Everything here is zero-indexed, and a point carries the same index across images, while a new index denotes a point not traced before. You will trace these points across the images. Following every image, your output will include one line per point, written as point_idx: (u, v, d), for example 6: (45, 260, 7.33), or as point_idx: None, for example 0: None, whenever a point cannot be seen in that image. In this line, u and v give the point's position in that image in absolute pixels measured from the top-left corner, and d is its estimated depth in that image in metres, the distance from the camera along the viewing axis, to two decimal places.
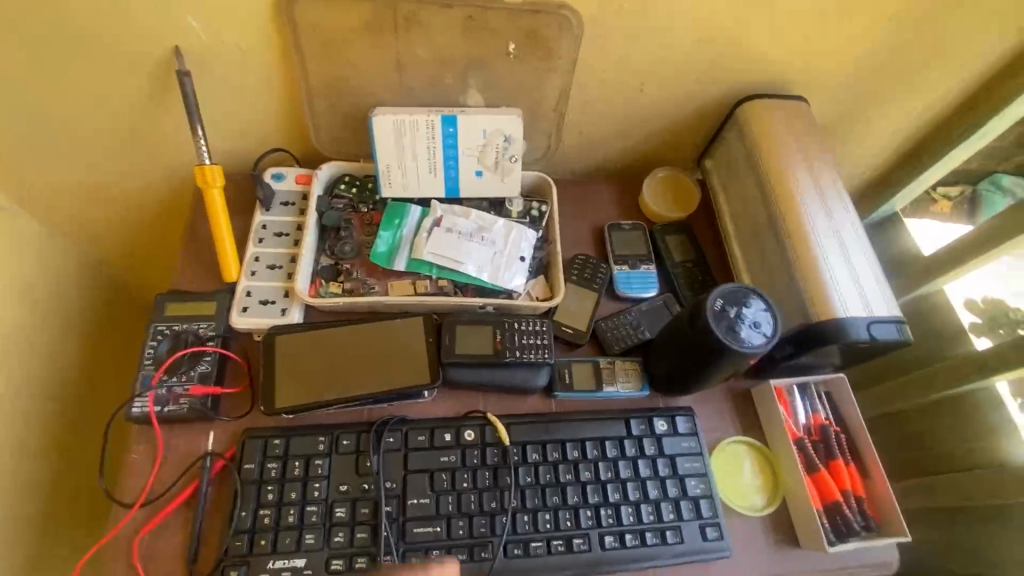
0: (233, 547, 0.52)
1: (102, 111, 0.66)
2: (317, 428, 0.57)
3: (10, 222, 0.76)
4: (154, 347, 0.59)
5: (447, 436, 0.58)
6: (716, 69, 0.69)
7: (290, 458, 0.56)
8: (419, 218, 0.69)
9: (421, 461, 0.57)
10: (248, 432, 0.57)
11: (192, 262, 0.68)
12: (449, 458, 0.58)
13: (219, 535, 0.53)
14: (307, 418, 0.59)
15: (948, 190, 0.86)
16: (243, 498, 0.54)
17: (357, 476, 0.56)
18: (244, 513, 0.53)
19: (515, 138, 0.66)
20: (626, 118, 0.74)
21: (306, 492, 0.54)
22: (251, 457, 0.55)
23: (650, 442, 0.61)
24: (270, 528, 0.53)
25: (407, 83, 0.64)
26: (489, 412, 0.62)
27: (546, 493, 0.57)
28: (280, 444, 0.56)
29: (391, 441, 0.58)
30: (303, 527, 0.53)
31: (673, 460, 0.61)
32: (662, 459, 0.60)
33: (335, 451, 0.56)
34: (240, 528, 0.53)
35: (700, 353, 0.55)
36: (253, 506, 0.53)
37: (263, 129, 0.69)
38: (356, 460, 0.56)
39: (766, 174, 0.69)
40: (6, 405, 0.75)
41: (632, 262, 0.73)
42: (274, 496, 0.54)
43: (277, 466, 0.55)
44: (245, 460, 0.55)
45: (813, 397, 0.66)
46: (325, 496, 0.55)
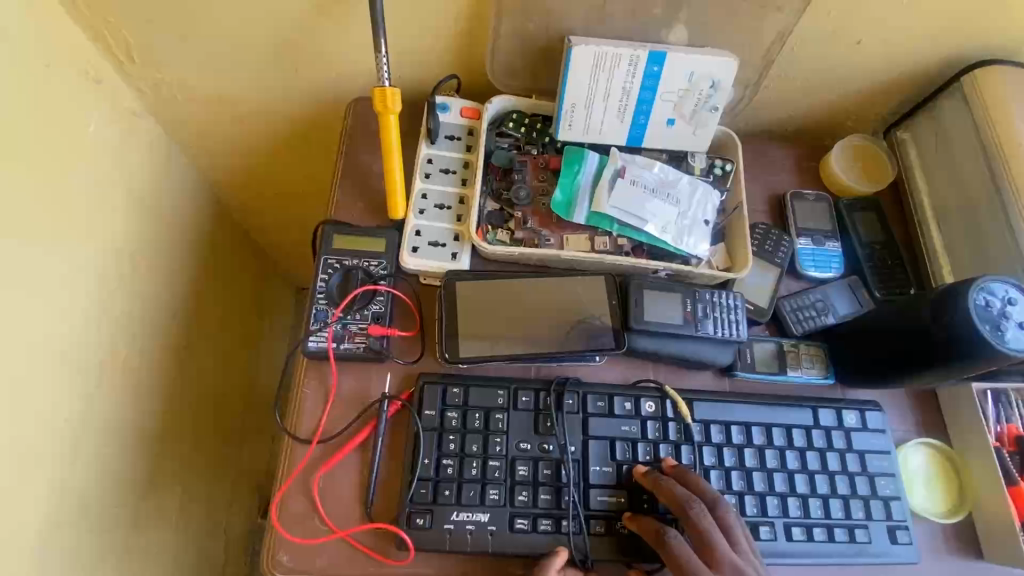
0: (418, 494, 0.50)
1: (265, 15, 0.61)
2: (495, 381, 0.54)
3: (142, 129, 0.73)
4: (324, 281, 0.56)
5: (627, 405, 0.55)
6: (956, 21, 0.60)
7: (470, 410, 0.53)
8: (597, 166, 0.62)
9: (603, 428, 0.54)
10: (425, 376, 0.54)
11: (350, 193, 0.63)
12: (630, 428, 0.55)
13: (400, 480, 0.51)
14: (484, 373, 0.56)
15: None
16: (424, 445, 0.51)
17: (539, 436, 0.53)
18: (426, 461, 0.51)
19: (723, 85, 0.58)
20: (829, 72, 0.66)
21: (488, 447, 0.52)
22: (431, 404, 0.53)
23: (839, 435, 0.57)
24: (453, 478, 0.51)
25: (610, 11, 0.57)
26: (663, 384, 0.58)
27: (730, 475, 0.55)
28: (459, 393, 0.53)
29: (570, 404, 0.55)
30: (486, 481, 0.51)
31: (862, 456, 0.57)
32: (851, 454, 0.57)
33: (515, 407, 0.54)
34: (424, 475, 0.51)
35: (934, 347, 0.50)
36: (437, 456, 0.51)
37: (434, 53, 0.63)
38: (537, 420, 0.53)
39: (998, 151, 0.60)
40: (133, 319, 0.74)
41: (817, 238, 0.67)
42: (456, 446, 0.52)
43: (458, 416, 0.53)
44: (425, 406, 0.53)
45: (1009, 404, 0.61)
46: (506, 452, 0.52)
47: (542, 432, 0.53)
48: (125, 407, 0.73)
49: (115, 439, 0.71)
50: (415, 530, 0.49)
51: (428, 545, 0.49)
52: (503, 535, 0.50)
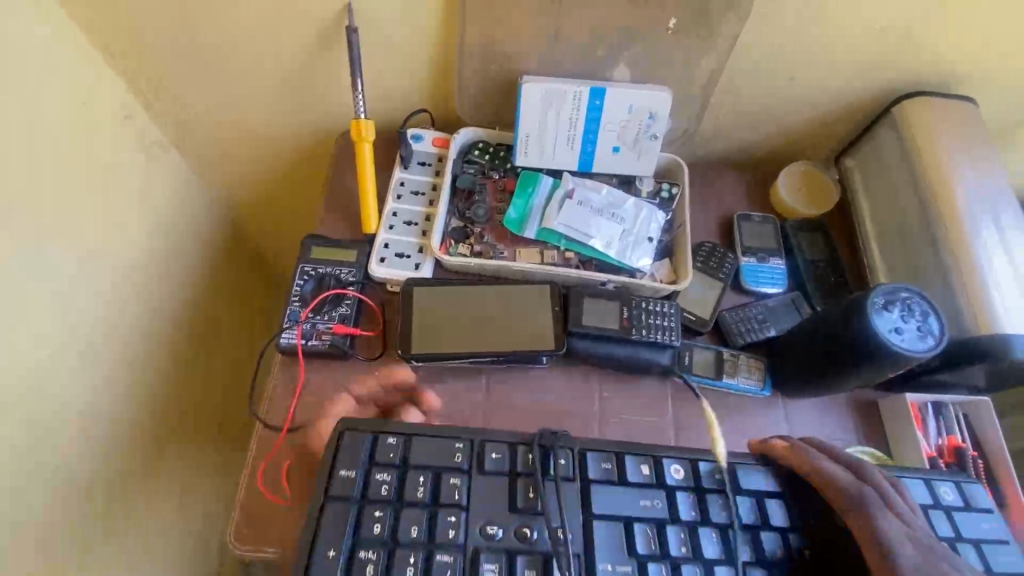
0: None
1: (264, 60, 0.70)
2: (447, 437, 0.50)
3: (163, 157, 0.83)
4: (300, 286, 0.64)
5: (645, 468, 0.51)
6: (883, 58, 0.65)
7: (407, 471, 0.48)
8: (550, 189, 0.69)
9: (608, 503, 0.49)
10: (347, 426, 0.50)
11: (331, 212, 0.71)
12: (659, 505, 0.50)
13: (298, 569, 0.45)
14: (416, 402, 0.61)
15: None
16: (358, 509, 0.46)
17: (515, 516, 0.47)
18: (337, 547, 0.45)
19: (660, 117, 0.65)
20: (771, 104, 0.71)
21: (440, 520, 0.47)
22: (350, 464, 0.48)
23: (940, 516, 0.52)
24: (382, 547, 0.45)
25: (558, 54, 0.64)
26: (673, 451, 0.53)
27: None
28: (395, 447, 0.49)
29: (563, 465, 0.50)
30: (429, 558, 0.45)
31: (978, 547, 0.51)
32: (963, 542, 0.50)
33: (476, 468, 0.49)
34: (354, 548, 0.45)
35: (849, 351, 0.53)
36: (362, 535, 0.46)
37: (409, 90, 0.72)
38: (512, 490, 0.48)
39: (924, 176, 0.64)
40: (149, 326, 0.81)
41: (760, 256, 0.71)
42: (383, 529, 0.46)
43: (390, 480, 0.48)
44: (341, 465, 0.48)
45: (948, 418, 0.63)
46: (461, 539, 0.46)
47: (495, 504, 0.48)
48: (136, 405, 0.79)
49: (125, 436, 0.78)
50: None
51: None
52: None
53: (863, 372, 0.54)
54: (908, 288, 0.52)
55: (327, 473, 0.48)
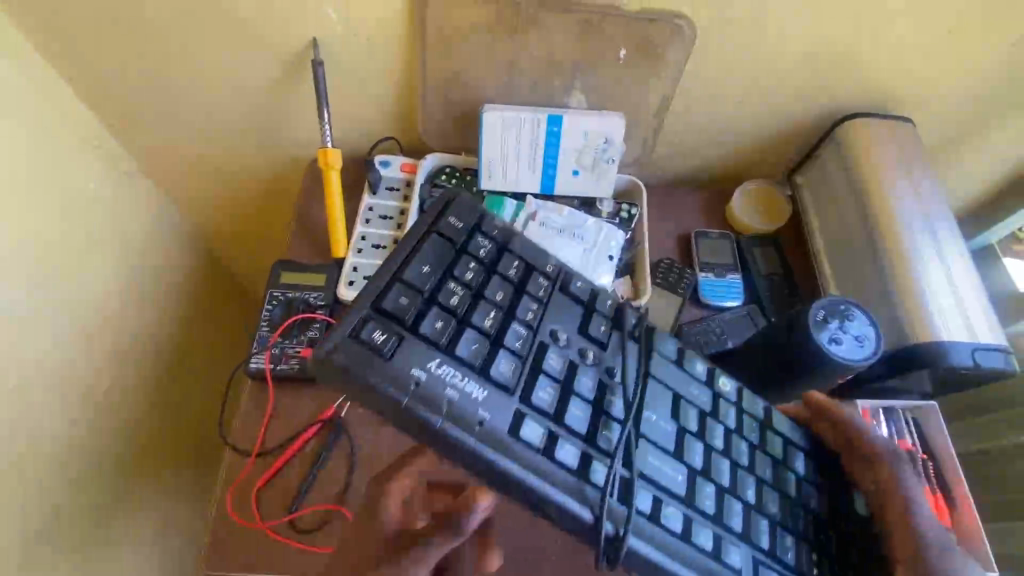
0: (395, 309, 0.41)
1: (234, 93, 0.73)
2: (543, 252, 0.48)
3: (135, 187, 0.84)
4: (269, 312, 0.66)
5: (705, 370, 0.49)
6: (823, 84, 0.69)
7: (503, 252, 0.46)
8: (513, 211, 0.72)
9: (671, 379, 0.47)
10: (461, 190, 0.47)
11: (301, 238, 0.73)
12: (700, 396, 0.48)
13: (348, 319, 0.40)
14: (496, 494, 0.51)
15: None
16: (442, 268, 0.44)
17: (580, 339, 0.45)
18: (426, 272, 0.43)
19: (615, 141, 0.68)
20: (723, 127, 0.74)
21: (519, 301, 0.44)
22: (427, 257, 0.43)
23: None
24: (451, 313, 0.42)
25: (516, 83, 0.68)
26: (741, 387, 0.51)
27: (797, 513, 0.49)
28: (497, 232, 0.47)
29: (633, 328, 0.48)
30: (496, 342, 0.42)
31: None
32: None
33: (558, 289, 0.47)
34: (409, 331, 0.40)
35: (795, 362, 0.56)
36: (435, 302, 0.42)
37: (376, 119, 0.74)
38: (586, 352, 0.45)
39: (864, 193, 0.68)
40: (123, 354, 0.81)
41: (717, 271, 0.74)
42: (460, 295, 0.43)
43: (488, 247, 0.46)
44: (452, 214, 0.46)
45: (899, 422, 0.66)
46: (534, 325, 0.44)
47: (560, 311, 0.46)
48: (109, 433, 0.79)
49: (97, 463, 0.77)
50: (360, 346, 0.39)
51: (376, 384, 0.38)
52: (494, 426, 0.39)
53: (811, 380, 0.56)
54: (847, 300, 0.55)
55: (437, 215, 0.46)
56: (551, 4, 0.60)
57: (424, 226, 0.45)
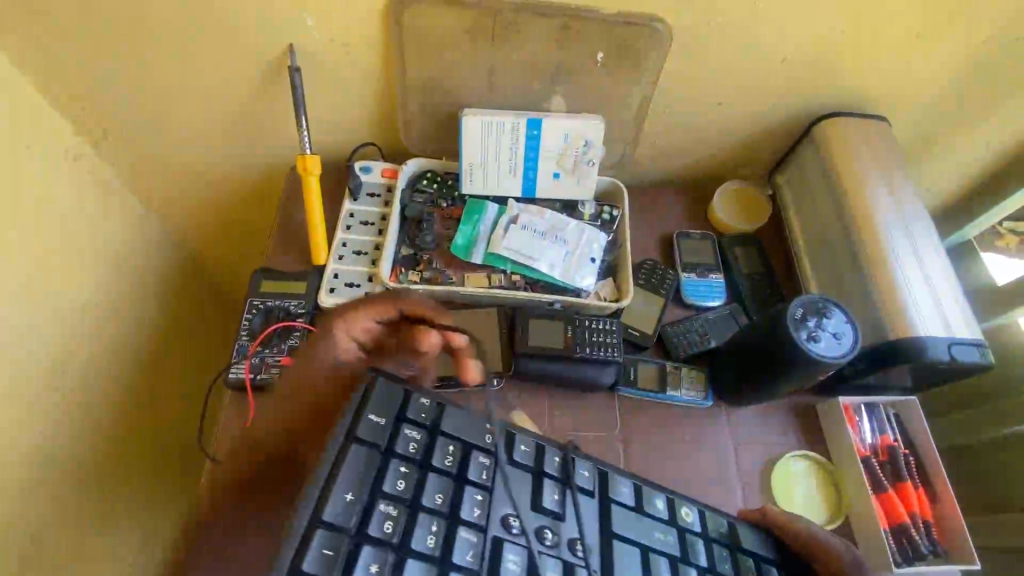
0: (322, 566, 0.38)
1: (213, 101, 0.72)
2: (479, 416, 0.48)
3: (114, 196, 0.82)
4: (248, 321, 0.66)
5: (660, 504, 0.50)
6: (800, 84, 0.69)
7: (435, 437, 0.46)
8: (495, 215, 0.72)
9: (629, 527, 0.47)
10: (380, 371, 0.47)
11: (282, 246, 0.72)
12: (667, 538, 0.48)
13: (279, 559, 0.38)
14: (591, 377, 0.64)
15: (1016, 224, 0.83)
16: (374, 479, 0.42)
17: (535, 514, 0.45)
18: (349, 501, 0.41)
19: (595, 144, 0.68)
20: (703, 128, 0.75)
21: (461, 499, 0.44)
22: (357, 475, 0.42)
23: None
24: (386, 545, 0.40)
25: (495, 87, 0.68)
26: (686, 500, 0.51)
27: None
28: (429, 412, 0.47)
29: (585, 475, 0.48)
30: (444, 564, 0.41)
31: None
32: None
33: (504, 459, 0.47)
34: None
35: (777, 360, 0.56)
36: (367, 534, 0.40)
37: (356, 124, 0.74)
38: (543, 520, 0.45)
39: (842, 191, 0.68)
40: (103, 367, 0.80)
41: (700, 271, 0.74)
42: (395, 510, 0.41)
43: (419, 439, 0.45)
44: (371, 409, 0.45)
45: (881, 417, 0.66)
46: (485, 522, 0.43)
47: (509, 485, 0.45)
48: (91, 448, 0.77)
49: (78, 479, 0.75)
50: None
51: None
52: None
53: (792, 378, 0.57)
54: (823, 297, 0.55)
55: (355, 416, 0.45)
56: (529, 9, 0.60)
57: (348, 420, 0.44)
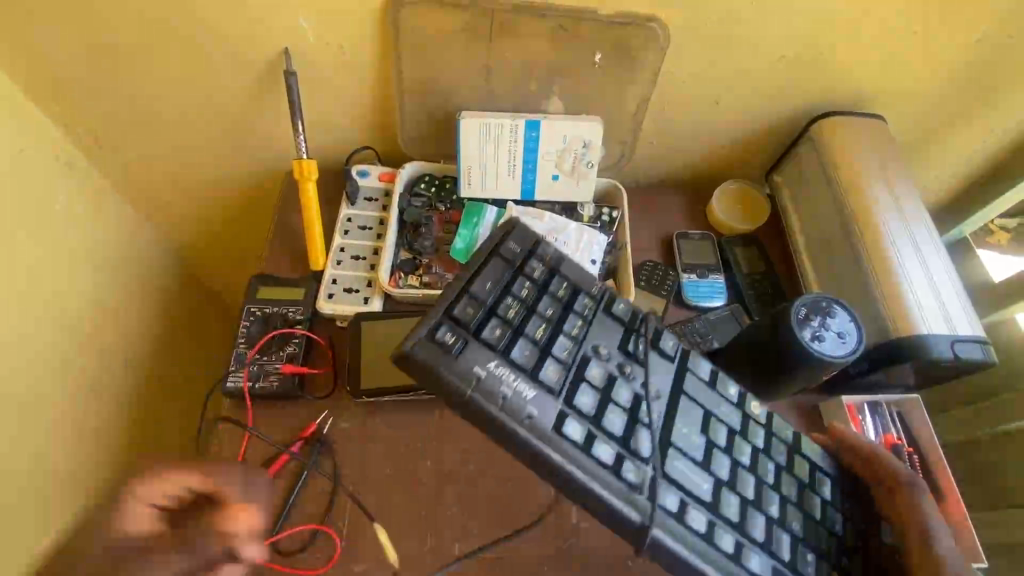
0: (463, 313, 0.43)
1: (207, 105, 0.71)
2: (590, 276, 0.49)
3: (106, 203, 0.81)
4: (246, 328, 0.65)
5: (732, 390, 0.49)
6: (796, 83, 0.69)
7: (555, 275, 0.48)
8: (494, 218, 0.71)
9: (702, 396, 0.47)
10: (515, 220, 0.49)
11: (279, 251, 0.72)
12: (732, 416, 0.48)
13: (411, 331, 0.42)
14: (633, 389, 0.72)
15: (1004, 221, 0.86)
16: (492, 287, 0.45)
17: (620, 351, 0.46)
18: (468, 307, 0.43)
19: (594, 145, 0.68)
20: (701, 128, 0.75)
21: (564, 322, 0.46)
22: (483, 279, 0.45)
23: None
24: (493, 347, 0.43)
25: (492, 89, 0.67)
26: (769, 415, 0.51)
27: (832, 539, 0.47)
28: (552, 255, 0.49)
29: (668, 345, 0.48)
30: (544, 351, 0.44)
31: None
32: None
33: (604, 309, 0.48)
34: (472, 335, 0.43)
35: (782, 359, 0.56)
36: (496, 312, 0.44)
37: (353, 128, 0.73)
38: (625, 354, 0.46)
39: (841, 189, 0.68)
40: (97, 376, 0.78)
41: (700, 272, 0.74)
42: (513, 313, 0.45)
43: (540, 274, 0.48)
44: (510, 238, 0.48)
45: (884, 416, 0.66)
46: (580, 339, 0.46)
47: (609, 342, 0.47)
48: (84, 462, 0.75)
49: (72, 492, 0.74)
50: (435, 344, 0.41)
51: (446, 380, 0.41)
52: (539, 424, 0.41)
53: (796, 377, 0.56)
54: (827, 296, 0.55)
55: (488, 251, 0.47)
56: (526, 10, 0.60)
57: (476, 254, 0.47)
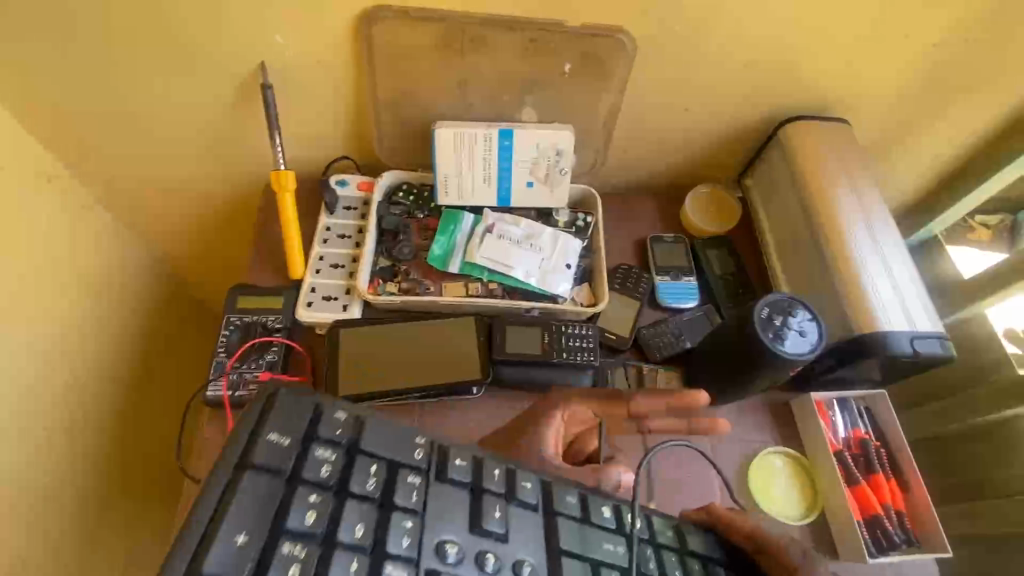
0: None
1: (186, 118, 0.72)
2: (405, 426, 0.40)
3: (89, 216, 0.81)
4: (226, 337, 0.66)
5: (608, 511, 0.43)
6: (763, 90, 0.72)
7: (352, 453, 0.37)
8: (471, 225, 0.73)
9: (580, 541, 0.41)
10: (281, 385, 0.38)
11: (259, 261, 0.73)
12: (616, 549, 0.42)
13: None
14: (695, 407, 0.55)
15: (987, 219, 0.87)
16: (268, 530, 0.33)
17: (473, 534, 0.38)
18: (240, 547, 0.32)
19: (567, 152, 0.70)
20: (672, 134, 0.77)
21: (388, 523, 0.36)
22: (244, 513, 0.33)
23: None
24: None
25: (467, 99, 0.69)
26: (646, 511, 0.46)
27: None
28: (347, 418, 0.38)
29: (528, 489, 0.41)
30: None
31: None
32: None
33: (437, 473, 0.39)
34: None
35: (749, 358, 0.57)
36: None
37: (331, 139, 0.74)
38: (473, 525, 0.38)
39: (807, 192, 0.71)
40: (81, 388, 0.79)
41: (674, 274, 0.76)
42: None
43: (333, 460, 0.36)
44: (271, 425, 0.36)
45: (852, 411, 0.68)
46: (411, 555, 0.35)
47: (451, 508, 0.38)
48: (68, 475, 0.76)
49: (58, 505, 0.74)
50: None
51: None
52: None
53: (764, 375, 0.58)
54: (788, 296, 0.57)
55: (249, 438, 0.36)
56: (497, 23, 0.61)
57: (224, 484, 0.34)
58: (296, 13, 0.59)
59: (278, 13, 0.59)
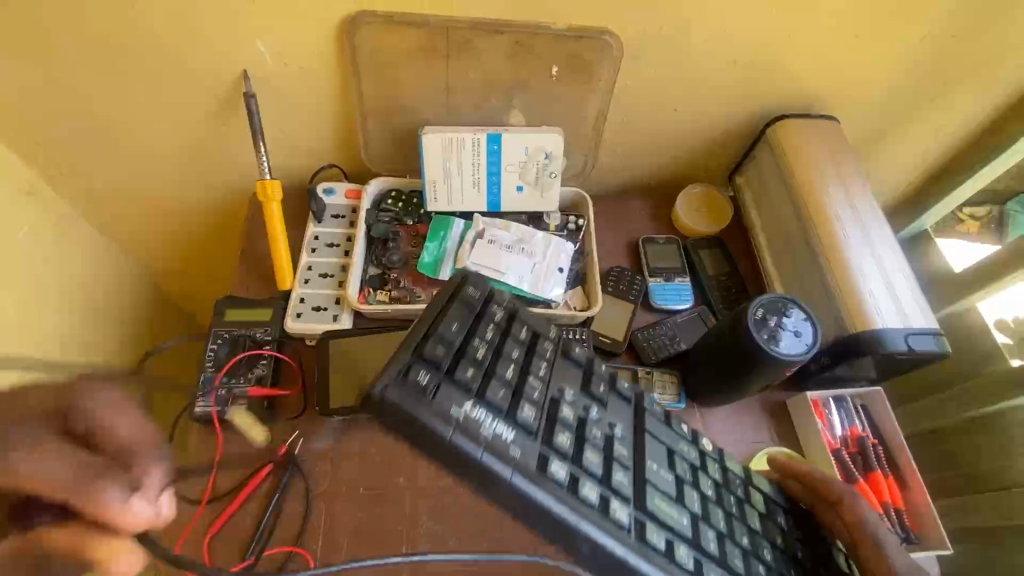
0: (409, 379, 0.39)
1: (168, 129, 0.70)
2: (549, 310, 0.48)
3: (71, 231, 0.80)
4: (214, 351, 0.65)
5: (684, 427, 0.48)
6: (751, 89, 0.71)
7: (513, 317, 0.46)
8: (461, 231, 0.72)
9: (663, 431, 0.46)
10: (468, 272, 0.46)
11: (247, 273, 0.72)
12: (690, 451, 0.47)
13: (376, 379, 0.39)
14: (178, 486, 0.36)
15: (975, 210, 0.87)
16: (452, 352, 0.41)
17: (586, 395, 0.45)
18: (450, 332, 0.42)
19: (556, 155, 0.69)
20: (661, 135, 0.76)
21: (531, 364, 0.44)
22: (449, 318, 0.43)
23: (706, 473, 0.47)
24: (470, 390, 0.40)
25: (454, 104, 0.68)
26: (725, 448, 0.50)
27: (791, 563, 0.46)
28: (508, 298, 0.47)
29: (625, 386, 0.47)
30: (514, 413, 0.41)
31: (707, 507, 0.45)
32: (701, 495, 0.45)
33: (563, 351, 0.46)
34: (444, 377, 0.40)
35: (745, 358, 0.56)
36: (455, 373, 0.41)
37: (317, 146, 0.73)
38: (585, 380, 0.46)
39: (797, 190, 0.70)
40: None
41: (666, 275, 0.75)
42: (472, 373, 0.41)
43: (498, 321, 0.45)
44: (469, 283, 0.45)
45: (849, 409, 0.68)
46: (546, 395, 0.43)
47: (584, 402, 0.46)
48: None
49: None
50: (408, 387, 0.39)
51: (426, 422, 0.38)
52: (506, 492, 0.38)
53: (760, 376, 0.58)
54: (782, 296, 0.57)
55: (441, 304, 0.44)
56: (481, 27, 0.61)
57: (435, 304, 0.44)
58: (277, 20, 0.58)
59: (258, 20, 0.58)
